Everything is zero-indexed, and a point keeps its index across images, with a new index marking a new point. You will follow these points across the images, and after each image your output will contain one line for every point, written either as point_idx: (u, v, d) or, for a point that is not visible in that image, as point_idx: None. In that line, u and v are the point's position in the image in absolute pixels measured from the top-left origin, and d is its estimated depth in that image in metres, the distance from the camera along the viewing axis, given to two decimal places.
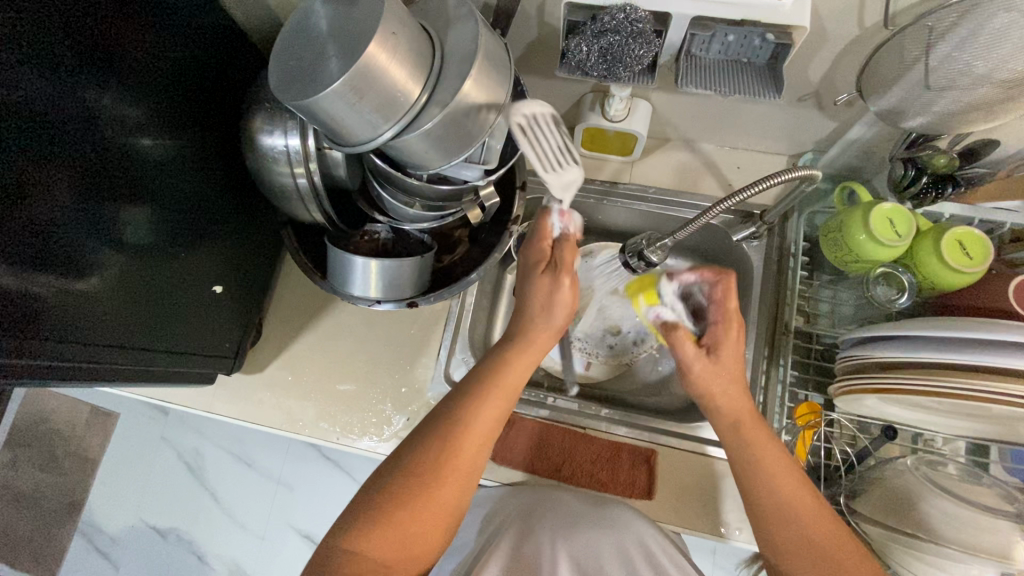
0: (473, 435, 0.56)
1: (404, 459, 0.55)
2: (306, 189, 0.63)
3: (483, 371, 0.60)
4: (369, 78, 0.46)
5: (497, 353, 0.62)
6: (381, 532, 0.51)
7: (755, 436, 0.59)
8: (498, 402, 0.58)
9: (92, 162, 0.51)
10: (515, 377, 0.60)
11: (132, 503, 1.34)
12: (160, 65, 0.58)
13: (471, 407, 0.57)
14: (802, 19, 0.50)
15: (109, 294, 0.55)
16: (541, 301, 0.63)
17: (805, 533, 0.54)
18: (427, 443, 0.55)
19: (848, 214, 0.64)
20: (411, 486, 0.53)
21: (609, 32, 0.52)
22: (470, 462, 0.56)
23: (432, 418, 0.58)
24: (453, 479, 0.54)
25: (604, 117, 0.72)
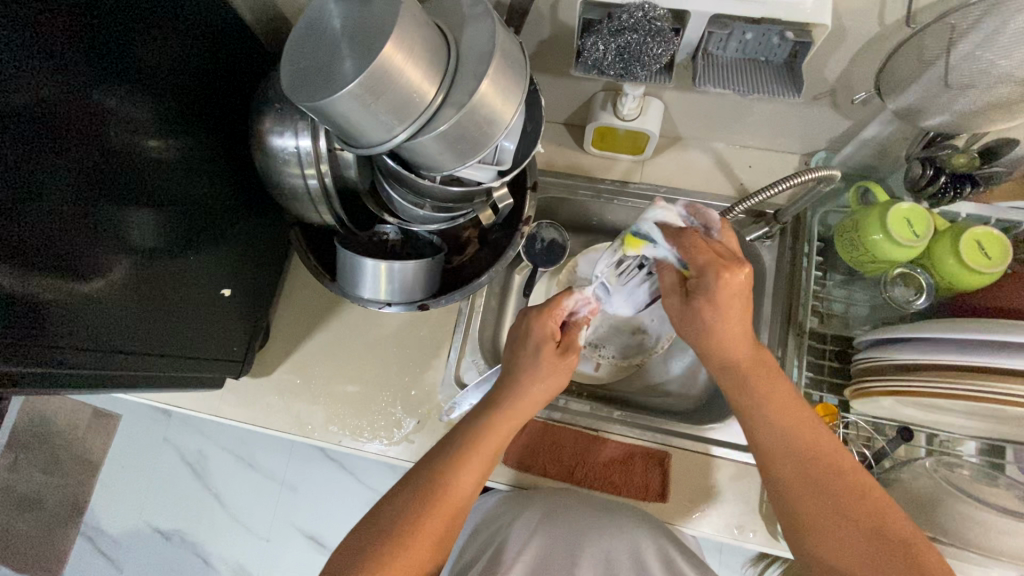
0: (451, 495, 0.57)
1: (379, 525, 0.55)
2: (317, 190, 0.62)
3: (460, 440, 0.60)
4: (385, 78, 0.45)
5: (475, 422, 0.62)
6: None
7: (783, 401, 0.58)
8: (476, 461, 0.59)
9: (98, 161, 0.50)
10: (492, 443, 0.61)
11: (135, 505, 1.33)
12: (167, 65, 0.57)
13: (449, 473, 0.57)
14: (823, 17, 0.49)
15: (116, 297, 0.54)
16: (539, 373, 0.65)
17: (839, 501, 0.52)
18: (406, 504, 0.56)
19: (865, 214, 0.63)
20: (390, 547, 0.53)
21: (627, 30, 0.51)
22: (446, 522, 0.56)
23: (408, 482, 0.58)
24: (425, 541, 0.54)
25: (616, 116, 0.71)
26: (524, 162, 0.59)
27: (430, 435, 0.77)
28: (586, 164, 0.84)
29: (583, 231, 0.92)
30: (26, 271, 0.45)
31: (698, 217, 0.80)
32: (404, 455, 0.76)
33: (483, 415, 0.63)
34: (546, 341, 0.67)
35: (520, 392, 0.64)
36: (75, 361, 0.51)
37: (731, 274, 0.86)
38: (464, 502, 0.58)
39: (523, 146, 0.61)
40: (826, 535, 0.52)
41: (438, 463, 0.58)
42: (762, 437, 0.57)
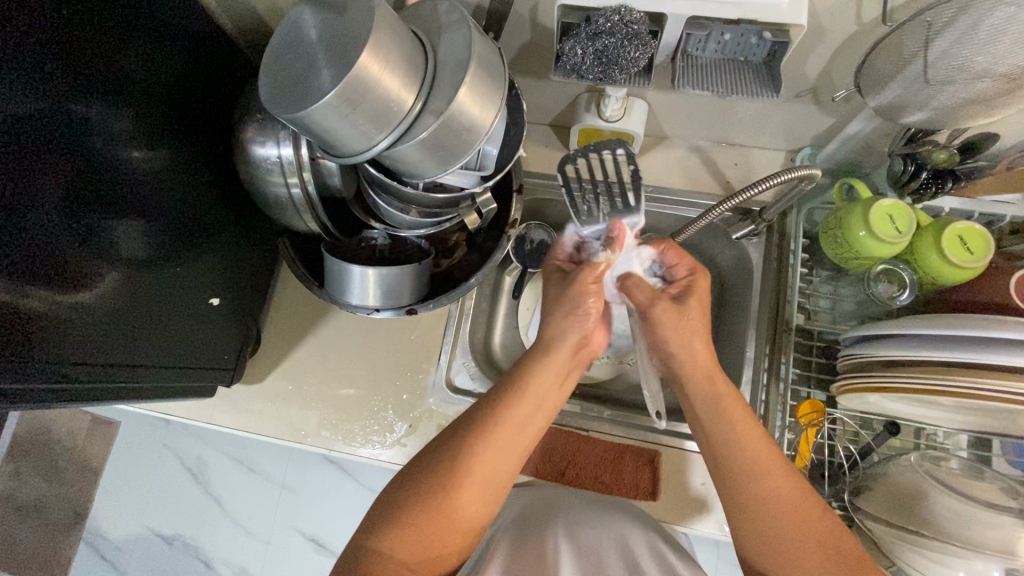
0: (494, 445, 0.57)
1: (422, 470, 0.57)
2: (301, 199, 0.62)
3: (500, 388, 0.61)
4: (362, 88, 0.45)
5: (517, 370, 0.62)
6: (395, 533, 0.53)
7: (739, 416, 0.60)
8: (522, 410, 0.59)
9: (81, 175, 0.50)
10: (539, 389, 0.60)
11: (136, 511, 1.34)
12: (150, 76, 0.57)
13: (495, 416, 0.58)
14: (798, 17, 0.49)
15: (109, 306, 0.55)
16: (574, 310, 0.64)
17: (779, 514, 0.55)
18: (448, 451, 0.57)
19: (847, 211, 0.64)
20: (432, 495, 0.55)
21: (604, 34, 0.52)
22: (493, 470, 0.57)
23: (450, 432, 0.59)
24: (473, 486, 0.56)
25: (600, 117, 0.71)
26: (507, 167, 0.60)
27: (421, 439, 0.77)
28: None
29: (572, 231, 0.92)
30: (22, 283, 0.46)
31: (685, 216, 0.80)
32: (395, 459, 0.76)
33: (524, 359, 0.63)
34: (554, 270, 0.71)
35: (548, 334, 0.64)
36: (73, 375, 0.52)
37: (720, 271, 0.86)
38: (512, 451, 0.58)
39: (505, 151, 0.61)
40: (786, 558, 0.54)
41: (476, 415, 0.59)
42: (714, 450, 0.60)
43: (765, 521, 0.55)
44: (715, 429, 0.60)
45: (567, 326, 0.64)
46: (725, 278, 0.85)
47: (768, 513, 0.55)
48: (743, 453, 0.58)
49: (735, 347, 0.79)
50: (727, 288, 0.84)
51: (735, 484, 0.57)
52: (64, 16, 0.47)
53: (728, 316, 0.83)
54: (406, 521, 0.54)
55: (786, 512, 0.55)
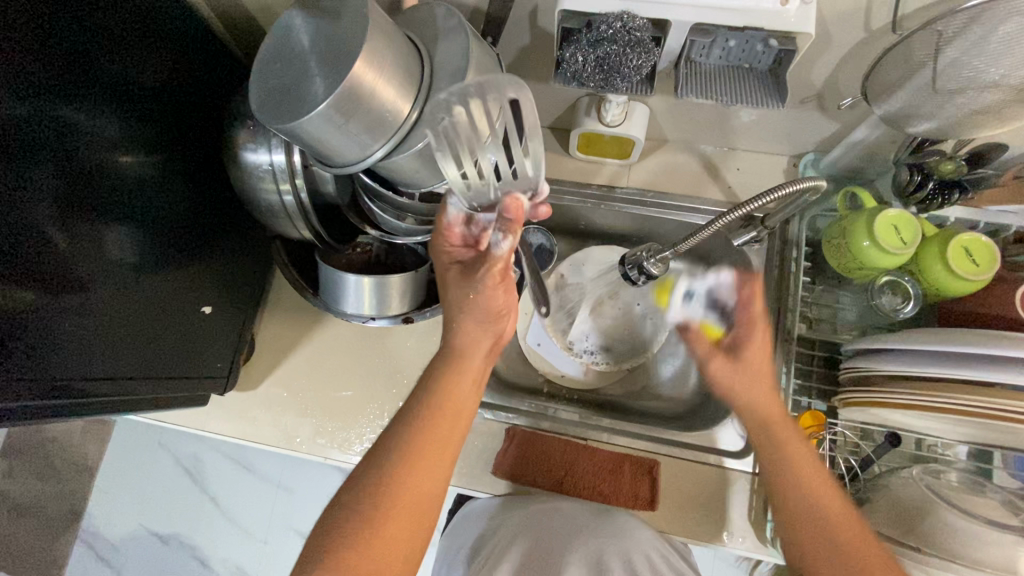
0: (425, 453, 0.55)
1: (353, 490, 0.53)
2: (294, 206, 0.61)
3: (416, 403, 0.57)
4: (356, 98, 0.44)
5: (431, 380, 0.59)
6: (337, 559, 0.49)
7: (794, 445, 0.60)
8: (441, 424, 0.57)
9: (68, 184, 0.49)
10: (457, 395, 0.58)
11: (132, 509, 1.33)
12: (139, 81, 0.55)
13: (419, 426, 0.56)
14: (806, 24, 0.48)
15: (99, 316, 0.54)
16: (472, 301, 0.61)
17: (835, 539, 0.55)
18: (372, 483, 0.53)
19: (851, 221, 0.63)
20: (356, 536, 0.50)
21: (606, 41, 0.50)
22: (428, 481, 0.54)
23: (368, 460, 0.55)
24: (410, 502, 0.53)
25: (600, 121, 0.70)
26: None
27: None
28: (572, 169, 0.82)
29: (571, 234, 0.91)
30: (15, 299, 0.45)
31: (686, 222, 0.79)
32: None
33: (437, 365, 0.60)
34: (451, 265, 0.63)
35: (458, 340, 0.61)
36: (65, 386, 0.51)
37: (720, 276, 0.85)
38: (437, 467, 0.56)
39: None
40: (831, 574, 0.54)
41: (395, 436, 0.56)
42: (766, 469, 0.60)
43: (817, 544, 0.55)
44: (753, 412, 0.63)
45: (471, 331, 0.61)
46: None
47: (818, 534, 0.55)
48: (794, 475, 0.58)
49: None
50: None
51: (772, 466, 0.60)
52: (49, 20, 0.45)
53: None
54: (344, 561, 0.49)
55: (816, 492, 0.57)
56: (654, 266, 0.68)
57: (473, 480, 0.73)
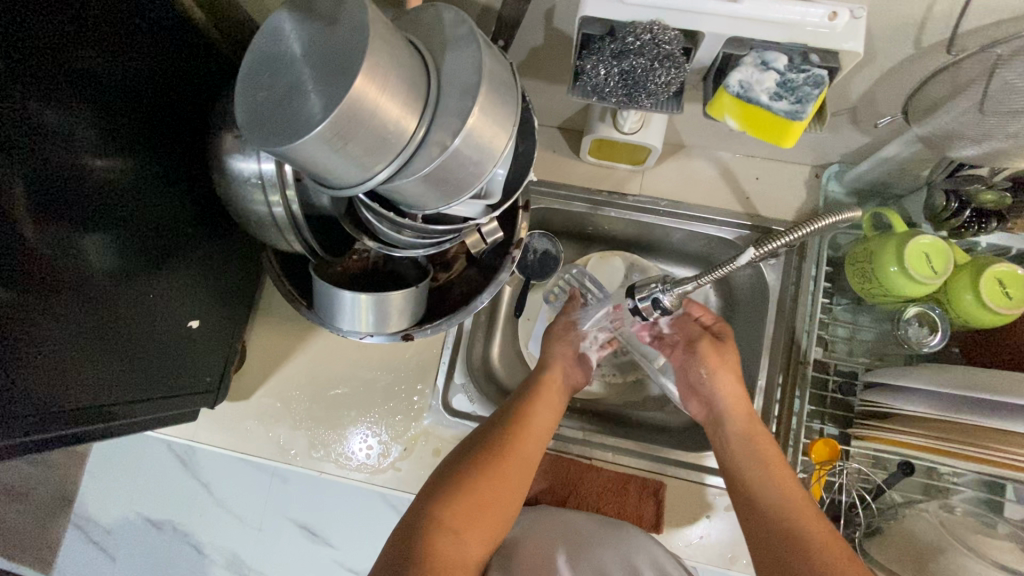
0: (529, 430, 0.65)
1: (471, 452, 0.62)
2: (284, 219, 0.56)
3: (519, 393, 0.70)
4: (353, 119, 0.39)
5: (533, 381, 0.71)
6: (456, 500, 0.57)
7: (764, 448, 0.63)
8: (537, 414, 0.67)
9: (47, 185, 0.46)
10: (552, 391, 0.71)
11: (123, 497, 1.17)
12: (115, 78, 0.50)
13: (528, 406, 0.67)
14: (855, 42, 0.43)
15: (71, 326, 0.50)
16: (568, 336, 0.78)
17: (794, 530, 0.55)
18: (474, 463, 0.61)
19: (880, 244, 0.60)
20: (468, 488, 0.59)
21: (631, 55, 0.45)
22: (528, 452, 0.64)
23: (468, 447, 0.64)
24: (517, 464, 0.62)
25: (615, 128, 0.65)
26: (516, 193, 0.54)
27: (416, 463, 0.74)
28: (582, 172, 0.78)
29: (578, 238, 0.87)
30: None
31: (699, 233, 0.75)
32: (389, 483, 0.74)
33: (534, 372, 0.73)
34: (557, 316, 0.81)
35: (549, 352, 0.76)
36: (27, 401, 0.47)
37: (733, 288, 0.82)
38: (529, 460, 0.64)
39: (512, 173, 0.55)
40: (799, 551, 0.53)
41: (498, 426, 0.65)
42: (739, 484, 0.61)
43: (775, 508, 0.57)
44: (744, 468, 0.61)
45: (563, 350, 0.76)
46: (738, 296, 0.81)
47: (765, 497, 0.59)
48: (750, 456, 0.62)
49: (746, 373, 0.76)
50: (740, 307, 0.80)
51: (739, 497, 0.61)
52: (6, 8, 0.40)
53: (740, 338, 0.79)
54: (446, 517, 0.56)
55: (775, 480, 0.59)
56: (667, 299, 0.64)
57: None
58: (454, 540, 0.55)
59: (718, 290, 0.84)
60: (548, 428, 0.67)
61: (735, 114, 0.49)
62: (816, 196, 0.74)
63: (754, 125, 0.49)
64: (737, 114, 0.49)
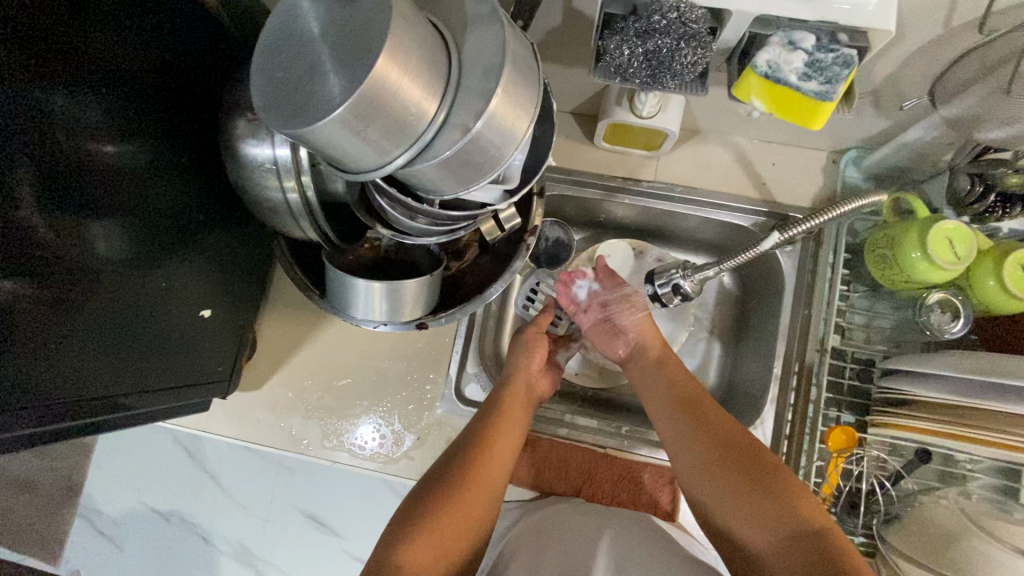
0: (491, 457, 0.63)
1: (430, 489, 0.59)
2: (299, 206, 0.55)
3: (483, 413, 0.67)
4: (375, 100, 0.38)
5: (492, 402, 0.69)
6: (419, 541, 0.54)
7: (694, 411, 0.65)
8: (501, 436, 0.65)
9: (51, 178, 0.44)
10: (516, 412, 0.69)
11: (131, 488, 1.17)
12: (125, 61, 0.49)
13: (489, 432, 0.65)
14: (884, 21, 0.42)
15: (77, 320, 0.48)
16: (530, 351, 0.76)
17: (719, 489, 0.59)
18: (440, 494, 0.58)
19: (901, 230, 0.59)
20: (431, 526, 0.55)
21: (657, 34, 0.45)
22: (491, 479, 0.62)
23: (432, 478, 0.61)
24: (480, 494, 0.60)
25: (632, 113, 0.64)
26: (534, 179, 0.53)
27: (429, 452, 0.74)
28: (596, 159, 0.77)
29: (590, 226, 0.86)
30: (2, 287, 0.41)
31: (714, 220, 0.75)
32: (402, 472, 0.73)
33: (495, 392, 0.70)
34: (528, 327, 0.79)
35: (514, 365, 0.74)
36: (36, 395, 0.46)
37: (747, 276, 0.81)
38: (494, 485, 0.62)
39: (530, 159, 0.54)
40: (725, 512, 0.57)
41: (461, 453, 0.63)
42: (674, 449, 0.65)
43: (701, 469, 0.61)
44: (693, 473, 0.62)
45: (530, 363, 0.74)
46: (752, 284, 0.80)
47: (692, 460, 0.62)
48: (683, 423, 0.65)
49: (760, 360, 0.75)
50: (755, 294, 0.80)
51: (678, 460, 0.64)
52: None
53: (754, 326, 0.79)
54: (412, 555, 0.53)
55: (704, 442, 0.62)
56: (688, 283, 0.64)
57: None
58: None
59: (732, 278, 0.83)
60: (509, 452, 0.65)
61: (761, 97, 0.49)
62: (833, 182, 0.73)
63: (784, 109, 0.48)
64: (764, 98, 0.48)
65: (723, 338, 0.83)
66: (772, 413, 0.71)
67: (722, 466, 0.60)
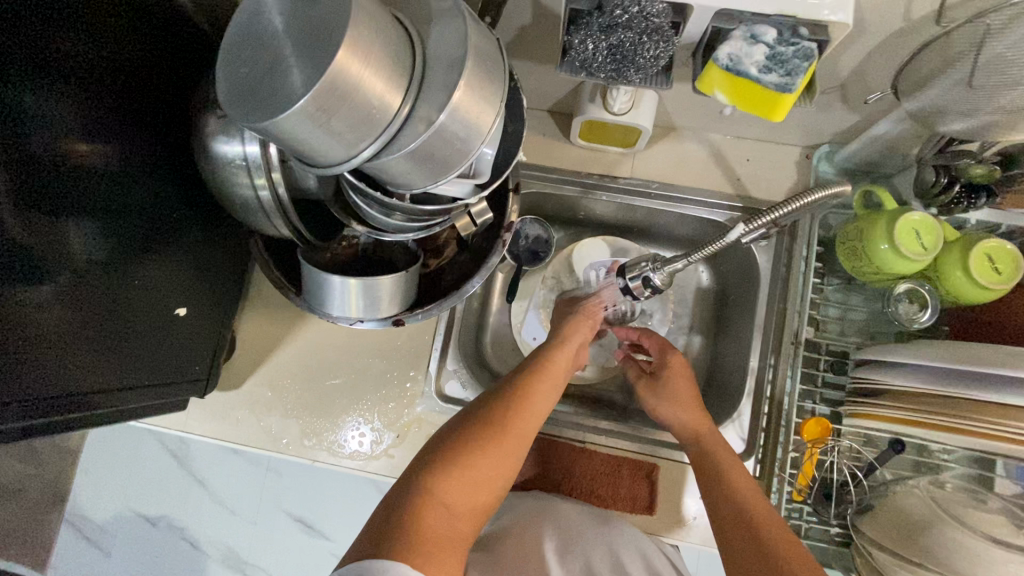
0: (529, 406, 0.61)
1: (466, 425, 0.59)
2: (271, 202, 0.55)
3: (525, 369, 0.66)
4: (338, 94, 0.38)
5: (537, 354, 0.68)
6: (447, 477, 0.54)
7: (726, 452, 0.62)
8: (540, 391, 0.63)
9: (26, 169, 0.44)
10: (561, 364, 0.67)
11: (116, 493, 1.16)
12: (93, 58, 0.49)
13: (529, 381, 0.63)
14: (842, 14, 0.43)
15: (58, 308, 0.49)
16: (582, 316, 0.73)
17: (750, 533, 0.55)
18: (472, 435, 0.58)
19: (870, 222, 0.60)
20: (460, 461, 0.56)
21: (619, 28, 0.45)
22: (530, 424, 0.61)
23: (465, 418, 0.60)
24: (516, 438, 0.59)
25: (606, 109, 0.64)
26: (505, 173, 0.54)
27: (410, 449, 0.74)
28: (573, 156, 0.77)
29: (570, 224, 0.87)
30: None
31: (690, 215, 0.75)
32: (382, 470, 0.73)
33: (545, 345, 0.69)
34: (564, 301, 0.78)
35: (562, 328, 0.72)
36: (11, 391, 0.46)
37: (725, 271, 0.82)
38: (527, 438, 0.60)
39: (501, 154, 0.55)
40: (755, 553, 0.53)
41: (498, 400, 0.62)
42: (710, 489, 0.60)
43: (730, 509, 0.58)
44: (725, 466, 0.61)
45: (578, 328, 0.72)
46: (730, 278, 0.81)
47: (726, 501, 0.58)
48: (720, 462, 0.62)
49: (738, 354, 0.76)
50: (733, 289, 0.80)
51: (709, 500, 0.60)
52: None
53: (732, 320, 0.79)
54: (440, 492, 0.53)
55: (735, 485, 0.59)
56: (658, 277, 0.64)
57: None
58: (443, 516, 0.52)
59: (710, 273, 0.84)
60: (549, 402, 0.64)
61: (725, 91, 0.49)
62: (807, 177, 0.74)
63: (747, 103, 0.49)
64: (728, 92, 0.49)
65: (703, 333, 0.84)
66: (750, 406, 0.72)
67: (734, 479, 0.60)
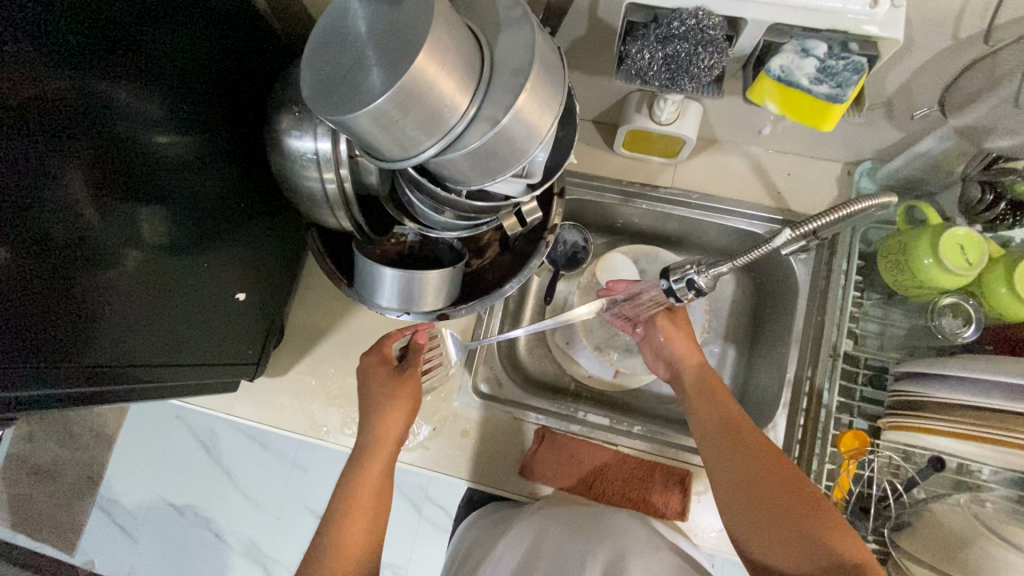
0: (346, 553, 0.60)
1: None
2: (335, 195, 0.58)
3: (331, 516, 0.63)
4: (415, 92, 0.41)
5: (344, 483, 0.64)
6: None
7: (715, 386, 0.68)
8: (350, 534, 0.62)
9: (110, 163, 0.48)
10: (369, 489, 0.64)
11: (148, 480, 1.18)
12: (181, 57, 0.53)
13: (337, 527, 0.62)
14: (893, 31, 0.44)
15: (128, 294, 0.52)
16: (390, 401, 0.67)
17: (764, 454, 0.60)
18: None
19: (913, 237, 0.60)
20: None
21: (676, 39, 0.48)
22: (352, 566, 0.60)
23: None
24: None
25: (652, 119, 0.67)
26: (557, 174, 0.56)
27: (445, 444, 0.74)
28: (615, 166, 0.80)
29: (607, 232, 0.89)
30: (60, 263, 0.44)
31: (729, 226, 0.77)
32: (417, 462, 0.74)
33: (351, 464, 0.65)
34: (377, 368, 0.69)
35: (375, 434, 0.66)
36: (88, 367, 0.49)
37: (761, 285, 0.83)
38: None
39: (553, 157, 0.57)
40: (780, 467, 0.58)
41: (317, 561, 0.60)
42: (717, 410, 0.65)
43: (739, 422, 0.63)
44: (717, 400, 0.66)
45: (388, 423, 0.66)
46: (767, 292, 0.82)
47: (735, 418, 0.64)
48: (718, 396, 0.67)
49: (774, 366, 0.76)
50: (769, 302, 0.81)
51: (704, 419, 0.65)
52: None
53: (768, 332, 0.80)
54: None
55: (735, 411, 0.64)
56: (702, 280, 0.64)
57: (496, 478, 0.74)
58: None
59: (746, 285, 0.85)
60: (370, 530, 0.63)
61: (777, 103, 0.51)
62: (847, 193, 0.75)
63: (796, 112, 0.51)
64: (781, 103, 0.51)
65: (737, 345, 0.84)
66: (785, 418, 0.71)
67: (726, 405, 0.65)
